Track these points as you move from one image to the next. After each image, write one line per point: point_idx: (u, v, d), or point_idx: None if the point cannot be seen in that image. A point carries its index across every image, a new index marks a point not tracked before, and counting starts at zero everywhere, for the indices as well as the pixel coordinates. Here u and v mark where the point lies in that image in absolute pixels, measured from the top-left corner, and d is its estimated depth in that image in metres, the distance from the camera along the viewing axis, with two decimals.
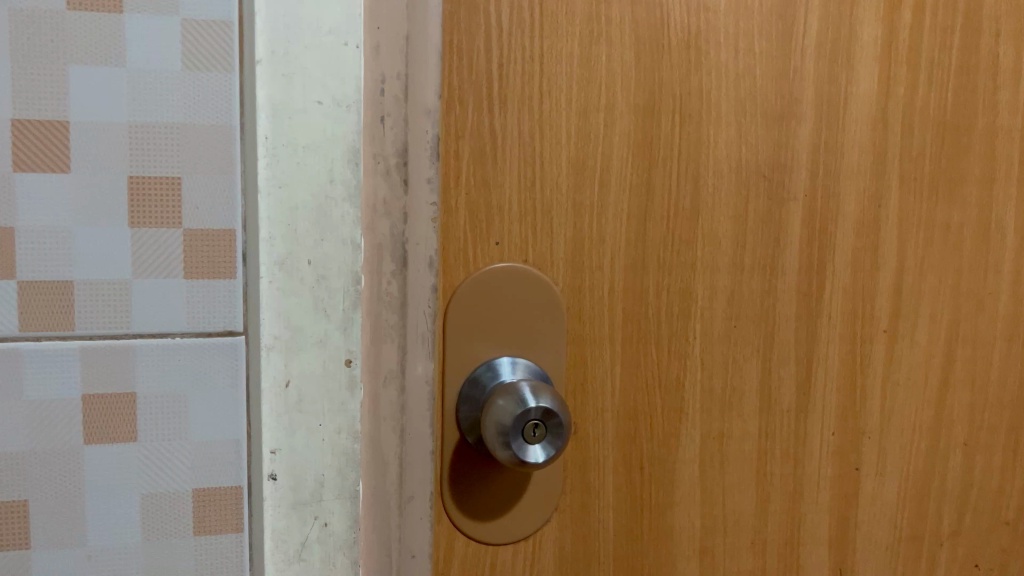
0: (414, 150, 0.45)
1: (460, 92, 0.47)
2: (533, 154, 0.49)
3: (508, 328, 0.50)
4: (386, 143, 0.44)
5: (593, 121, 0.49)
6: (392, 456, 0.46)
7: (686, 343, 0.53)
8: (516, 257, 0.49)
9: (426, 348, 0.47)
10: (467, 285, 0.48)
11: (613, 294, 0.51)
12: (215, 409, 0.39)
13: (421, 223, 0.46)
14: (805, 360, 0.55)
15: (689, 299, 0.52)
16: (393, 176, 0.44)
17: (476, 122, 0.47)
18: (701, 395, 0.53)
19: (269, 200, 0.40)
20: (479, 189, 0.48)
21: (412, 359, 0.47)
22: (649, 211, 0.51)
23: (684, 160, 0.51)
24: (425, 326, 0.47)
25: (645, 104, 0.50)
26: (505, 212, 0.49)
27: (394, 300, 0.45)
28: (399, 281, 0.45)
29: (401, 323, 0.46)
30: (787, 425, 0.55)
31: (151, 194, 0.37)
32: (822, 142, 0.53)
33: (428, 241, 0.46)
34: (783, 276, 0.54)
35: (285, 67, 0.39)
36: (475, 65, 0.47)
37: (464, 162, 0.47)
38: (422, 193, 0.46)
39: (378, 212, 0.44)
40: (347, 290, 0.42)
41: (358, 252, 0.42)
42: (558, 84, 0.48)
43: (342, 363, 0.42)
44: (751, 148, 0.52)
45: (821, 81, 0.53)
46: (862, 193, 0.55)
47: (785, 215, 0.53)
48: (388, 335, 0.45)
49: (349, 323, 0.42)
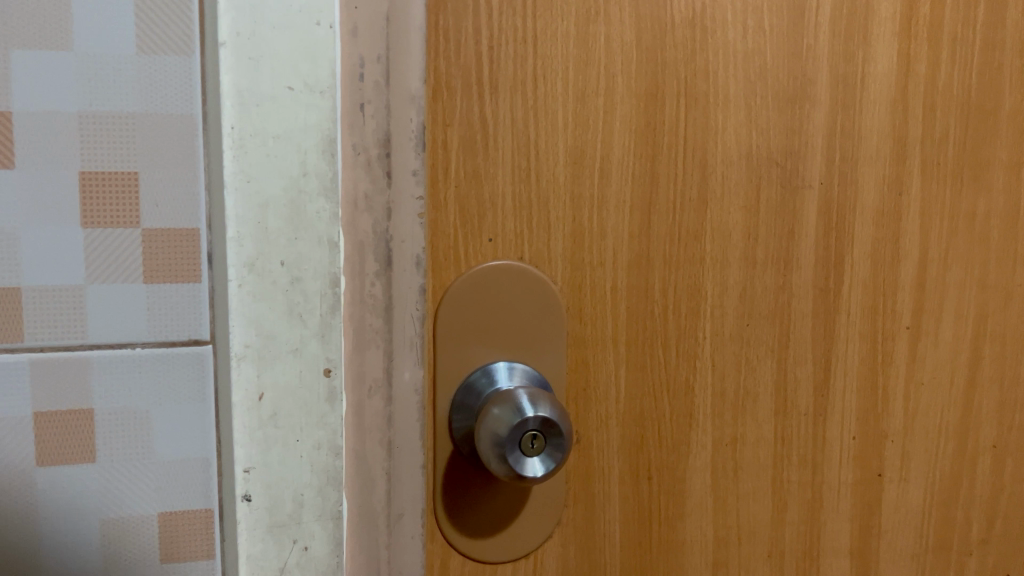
0: (398, 139, 0.42)
1: (448, 77, 0.43)
2: (528, 142, 0.45)
3: (504, 331, 0.46)
4: (367, 133, 0.41)
5: (592, 107, 0.46)
6: (378, 471, 0.43)
7: (694, 343, 0.49)
8: (511, 255, 0.46)
9: (415, 353, 0.44)
10: (459, 285, 0.45)
11: (616, 293, 0.48)
12: (182, 426, 0.36)
13: (408, 219, 0.43)
14: (823, 359, 0.52)
15: (698, 297, 0.49)
16: (375, 170, 0.41)
17: (465, 110, 0.44)
18: (712, 399, 0.50)
19: (236, 196, 0.36)
20: (469, 182, 0.44)
21: (400, 367, 0.43)
22: (653, 203, 0.48)
23: (689, 145, 0.48)
24: (414, 331, 0.44)
25: (648, 88, 0.47)
26: (498, 206, 0.45)
27: (378, 304, 0.42)
28: (384, 283, 0.42)
29: (387, 328, 0.43)
30: (805, 429, 0.52)
31: (106, 192, 0.34)
32: (837, 125, 0.50)
33: (415, 239, 0.43)
34: (798, 269, 0.50)
35: (251, 50, 0.35)
36: (463, 47, 0.43)
37: (454, 153, 0.44)
38: (408, 187, 0.42)
39: (360, 208, 0.41)
40: (325, 291, 0.38)
41: (335, 252, 0.38)
42: (553, 67, 0.45)
43: (321, 372, 0.38)
44: (762, 134, 0.49)
45: (836, 61, 0.49)
46: (881, 180, 0.51)
47: (800, 204, 0.50)
48: (372, 341, 0.42)
49: (327, 329, 0.38)
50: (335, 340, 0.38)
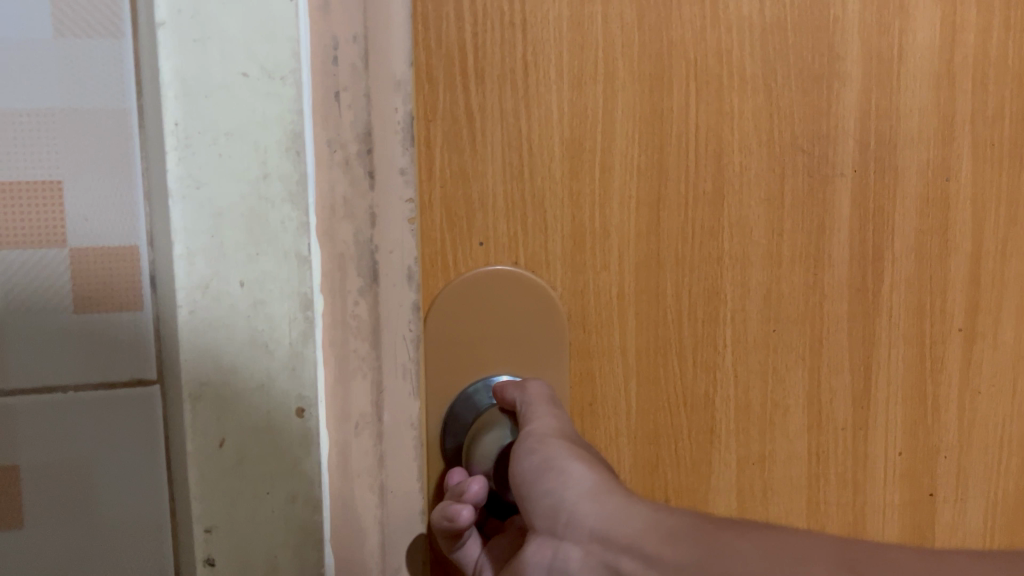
0: (381, 135, 0.38)
1: (429, 67, 0.39)
2: (520, 136, 0.41)
3: (505, 347, 0.42)
4: (344, 126, 0.37)
5: (588, 94, 0.41)
6: (370, 519, 0.39)
7: (715, 353, 0.44)
8: (504, 259, 0.42)
9: (410, 379, 0.41)
10: (446, 296, 0.41)
11: (623, 301, 0.43)
12: (126, 478, 0.31)
13: (394, 227, 0.39)
14: (862, 367, 0.46)
15: (716, 301, 0.44)
16: (354, 169, 0.37)
17: (449, 101, 0.40)
18: (736, 412, 0.45)
19: (182, 205, 0.29)
20: (455, 181, 0.40)
21: (390, 392, 0.40)
22: (662, 199, 0.43)
23: (703, 132, 0.43)
24: (408, 351, 0.40)
25: (653, 69, 0.42)
26: (487, 207, 0.41)
27: (365, 324, 0.38)
28: (370, 300, 0.38)
29: (375, 351, 0.39)
30: (843, 445, 0.47)
31: (23, 205, 0.29)
32: (872, 105, 0.44)
33: (406, 248, 0.40)
34: (832, 267, 0.45)
35: (196, 29, 0.28)
36: (444, 34, 0.39)
37: (437, 150, 0.40)
38: (397, 189, 0.39)
39: (339, 215, 0.37)
40: (295, 315, 0.31)
41: (306, 266, 0.31)
42: (545, 51, 0.40)
43: (293, 412, 0.31)
44: (786, 117, 0.43)
45: (869, 32, 0.43)
46: (924, 165, 0.45)
47: (831, 195, 0.44)
48: (360, 365, 0.38)
49: (298, 360, 0.31)
50: (307, 377, 0.31)
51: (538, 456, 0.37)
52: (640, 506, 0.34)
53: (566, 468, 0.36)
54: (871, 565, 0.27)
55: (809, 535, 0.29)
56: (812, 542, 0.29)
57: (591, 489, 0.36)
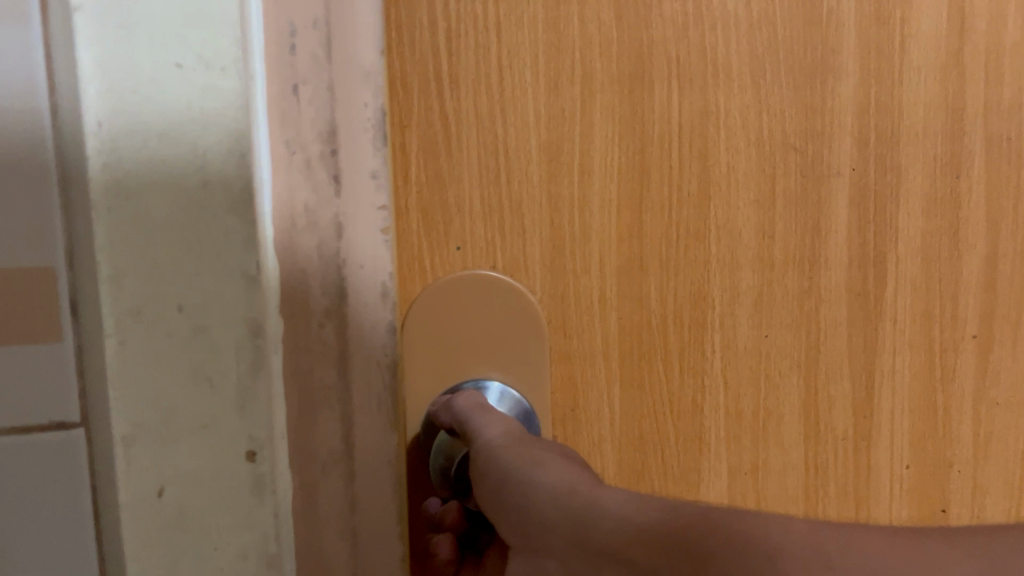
0: (348, 133, 0.32)
1: (404, 74, 0.40)
2: (495, 140, 0.41)
3: (485, 352, 0.42)
4: (304, 125, 0.30)
5: (566, 96, 0.41)
6: (340, 570, 0.34)
7: (702, 358, 0.42)
8: (483, 264, 0.41)
9: (384, 412, 0.35)
10: (424, 299, 0.41)
11: (605, 305, 0.42)
12: (47, 540, 0.26)
13: (365, 239, 0.33)
14: (863, 375, 0.43)
15: (703, 305, 0.42)
16: (318, 173, 0.31)
17: (424, 108, 0.40)
18: (727, 421, 0.43)
19: (107, 219, 0.25)
20: (431, 186, 0.41)
21: (362, 428, 0.34)
22: (645, 199, 0.41)
23: (687, 132, 0.41)
24: (382, 381, 0.35)
25: (634, 68, 0.41)
26: (466, 208, 0.41)
27: (331, 352, 0.32)
28: (337, 324, 0.33)
29: (345, 383, 0.33)
30: (843, 457, 0.43)
31: None
32: (871, 101, 0.41)
33: (379, 263, 0.34)
34: (826, 270, 0.42)
35: (119, 15, 0.24)
36: (418, 39, 0.40)
37: (413, 156, 0.40)
38: (366, 197, 0.34)
39: (300, 225, 0.31)
40: (242, 342, 0.26)
41: (252, 288, 0.26)
42: (521, 55, 0.40)
43: (242, 453, 0.27)
44: (775, 114, 0.41)
45: (864, 23, 0.41)
46: (929, 160, 0.42)
47: (826, 195, 0.42)
48: (325, 401, 0.33)
49: (246, 396, 0.27)
50: (259, 413, 0.27)
51: (497, 474, 0.38)
52: (608, 499, 0.34)
53: (527, 480, 0.37)
54: (848, 557, 0.26)
55: (788, 517, 0.28)
56: (787, 525, 0.28)
57: (551, 493, 0.36)
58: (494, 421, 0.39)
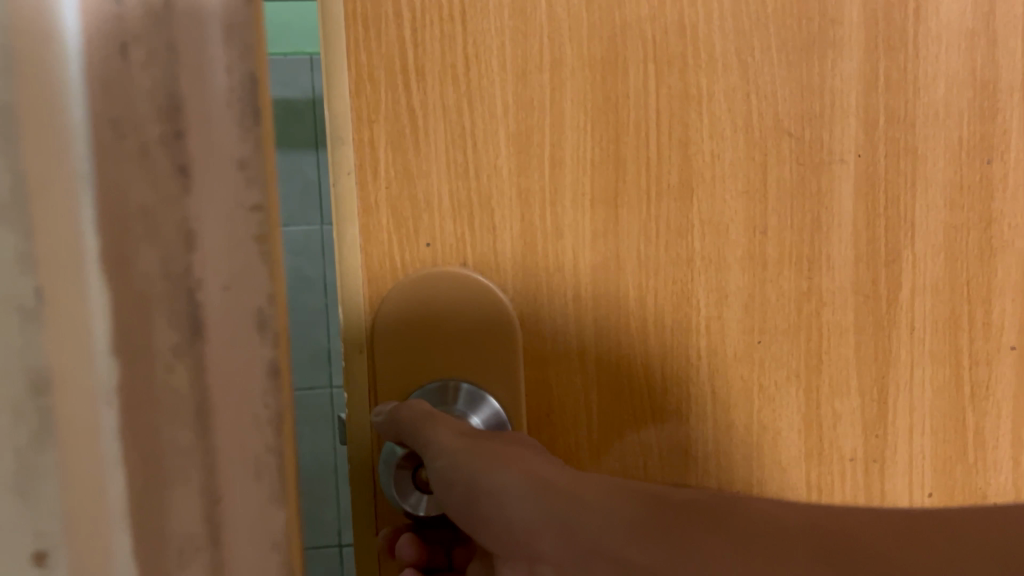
0: (196, 87, 0.17)
1: (370, 68, 0.36)
2: (463, 133, 0.37)
3: (458, 353, 0.39)
4: (132, 89, 0.17)
5: (534, 85, 0.38)
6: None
7: (685, 364, 0.39)
8: (452, 262, 0.38)
9: (269, 484, 0.18)
10: (392, 298, 0.38)
11: (580, 304, 0.39)
12: None
13: (223, 255, 0.18)
14: (875, 388, 0.39)
15: (688, 308, 0.39)
16: (155, 163, 0.17)
17: (391, 100, 0.37)
18: (715, 432, 0.39)
19: None
20: (401, 182, 0.37)
21: (231, 507, 0.18)
22: (620, 192, 0.38)
23: (666, 120, 0.38)
24: (236, 469, 0.18)
25: (606, 53, 0.37)
26: (434, 205, 0.38)
27: (183, 415, 0.18)
28: (194, 372, 0.18)
29: (211, 458, 0.18)
30: (854, 481, 0.39)
31: None
32: (880, 77, 0.38)
33: (251, 284, 0.18)
34: (830, 270, 0.38)
35: None
36: (384, 31, 0.36)
37: (381, 152, 0.37)
38: (231, 182, 0.18)
39: (136, 232, 0.17)
40: (17, 405, 0.16)
41: (32, 327, 0.16)
42: (487, 43, 0.37)
43: (24, 566, 0.16)
44: (766, 97, 0.37)
45: None
46: (953, 143, 0.39)
47: (828, 185, 0.38)
48: (180, 476, 0.18)
49: (27, 478, 0.16)
50: (77, 498, 0.17)
51: (461, 483, 0.36)
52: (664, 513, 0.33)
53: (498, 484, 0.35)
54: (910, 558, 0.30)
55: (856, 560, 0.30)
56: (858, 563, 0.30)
57: (521, 492, 0.35)
58: (443, 433, 0.36)
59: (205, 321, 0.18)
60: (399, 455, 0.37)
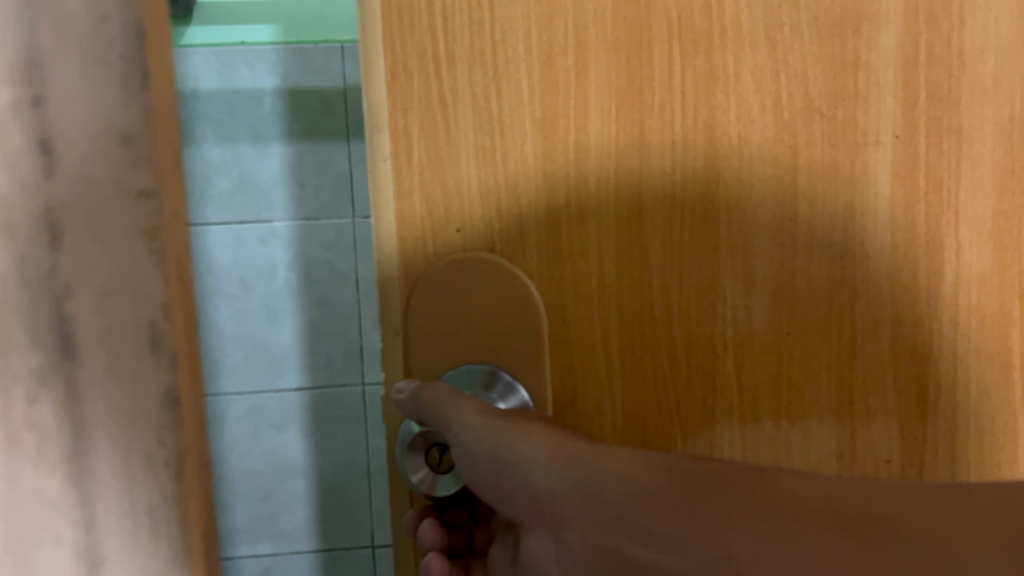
0: (63, 87, 0.16)
1: (404, 57, 0.35)
2: (492, 120, 0.36)
3: (488, 337, 0.38)
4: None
5: (559, 70, 0.36)
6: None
7: (712, 355, 0.38)
8: (480, 247, 0.37)
9: (159, 511, 0.17)
10: (427, 277, 0.37)
11: (603, 292, 0.37)
12: None
13: (103, 264, 0.17)
14: (914, 384, 0.38)
15: (714, 297, 0.37)
16: (14, 165, 0.16)
17: (423, 87, 0.35)
18: (742, 428, 0.38)
19: None
20: (433, 169, 0.36)
21: (110, 542, 0.17)
22: (644, 177, 0.37)
23: (691, 103, 0.36)
24: (113, 499, 0.17)
25: (630, 35, 0.36)
26: (465, 191, 0.36)
27: (50, 456, 0.16)
28: (63, 390, 0.16)
29: (80, 480, 0.17)
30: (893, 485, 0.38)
31: None
32: (920, 51, 0.36)
33: (142, 292, 0.17)
34: (865, 259, 0.37)
35: None
36: (415, 17, 0.35)
37: (414, 140, 0.36)
38: (109, 179, 0.16)
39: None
40: None
41: None
42: (513, 29, 0.36)
43: None
44: (797, 76, 0.36)
45: None
46: (1002, 120, 0.37)
47: (866, 167, 0.37)
48: (48, 511, 0.17)
49: None
50: None
51: (488, 458, 0.35)
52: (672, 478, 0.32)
53: (528, 458, 0.34)
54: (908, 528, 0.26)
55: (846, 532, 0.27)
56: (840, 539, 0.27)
57: (550, 465, 0.34)
58: (465, 409, 0.36)
59: (76, 339, 0.17)
60: (415, 433, 0.37)
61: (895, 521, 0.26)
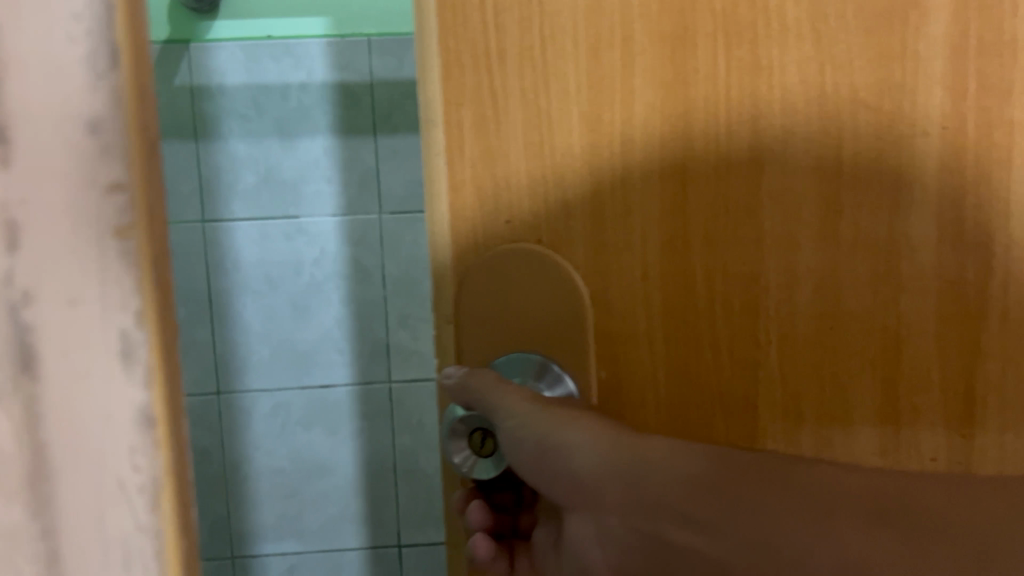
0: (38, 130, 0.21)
1: (457, 54, 0.37)
2: (539, 114, 0.37)
3: (535, 326, 0.40)
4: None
5: (606, 63, 0.36)
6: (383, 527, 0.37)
7: (755, 347, 0.37)
8: (529, 239, 0.38)
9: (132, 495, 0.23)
10: (476, 269, 0.39)
11: (648, 285, 0.38)
12: None
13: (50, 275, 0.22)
14: (960, 380, 0.36)
15: (756, 289, 0.37)
16: None
17: (474, 83, 0.37)
18: (783, 420, 0.38)
19: None
20: (483, 164, 0.38)
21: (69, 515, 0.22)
22: (689, 169, 0.37)
23: (735, 95, 0.36)
24: (56, 496, 0.22)
25: (676, 26, 0.36)
26: (514, 185, 0.38)
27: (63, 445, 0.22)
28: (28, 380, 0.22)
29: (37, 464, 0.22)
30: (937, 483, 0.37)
31: None
32: (970, 39, 0.34)
33: (84, 293, 0.22)
34: (911, 254, 0.36)
35: None
36: (468, 16, 0.37)
37: (466, 136, 0.37)
38: (68, 191, 0.21)
39: None
40: None
41: None
42: (560, 24, 0.36)
43: None
44: (841, 68, 0.35)
45: None
46: None
47: (908, 158, 0.35)
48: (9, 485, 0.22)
49: None
50: None
51: (536, 441, 0.39)
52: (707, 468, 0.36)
53: (573, 444, 0.38)
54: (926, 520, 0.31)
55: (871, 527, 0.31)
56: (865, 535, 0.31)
57: (594, 451, 0.38)
58: (514, 397, 0.39)
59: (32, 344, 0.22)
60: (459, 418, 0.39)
61: (920, 513, 0.31)
